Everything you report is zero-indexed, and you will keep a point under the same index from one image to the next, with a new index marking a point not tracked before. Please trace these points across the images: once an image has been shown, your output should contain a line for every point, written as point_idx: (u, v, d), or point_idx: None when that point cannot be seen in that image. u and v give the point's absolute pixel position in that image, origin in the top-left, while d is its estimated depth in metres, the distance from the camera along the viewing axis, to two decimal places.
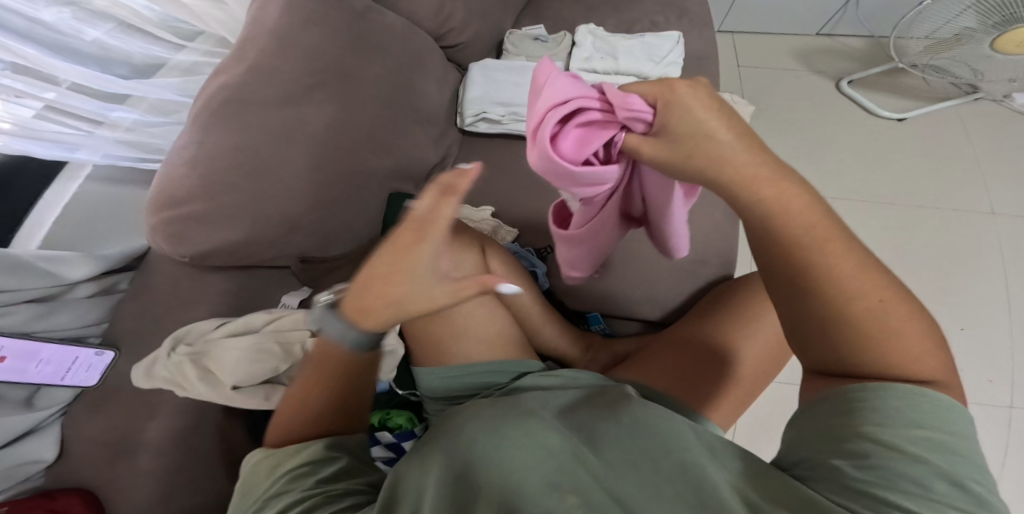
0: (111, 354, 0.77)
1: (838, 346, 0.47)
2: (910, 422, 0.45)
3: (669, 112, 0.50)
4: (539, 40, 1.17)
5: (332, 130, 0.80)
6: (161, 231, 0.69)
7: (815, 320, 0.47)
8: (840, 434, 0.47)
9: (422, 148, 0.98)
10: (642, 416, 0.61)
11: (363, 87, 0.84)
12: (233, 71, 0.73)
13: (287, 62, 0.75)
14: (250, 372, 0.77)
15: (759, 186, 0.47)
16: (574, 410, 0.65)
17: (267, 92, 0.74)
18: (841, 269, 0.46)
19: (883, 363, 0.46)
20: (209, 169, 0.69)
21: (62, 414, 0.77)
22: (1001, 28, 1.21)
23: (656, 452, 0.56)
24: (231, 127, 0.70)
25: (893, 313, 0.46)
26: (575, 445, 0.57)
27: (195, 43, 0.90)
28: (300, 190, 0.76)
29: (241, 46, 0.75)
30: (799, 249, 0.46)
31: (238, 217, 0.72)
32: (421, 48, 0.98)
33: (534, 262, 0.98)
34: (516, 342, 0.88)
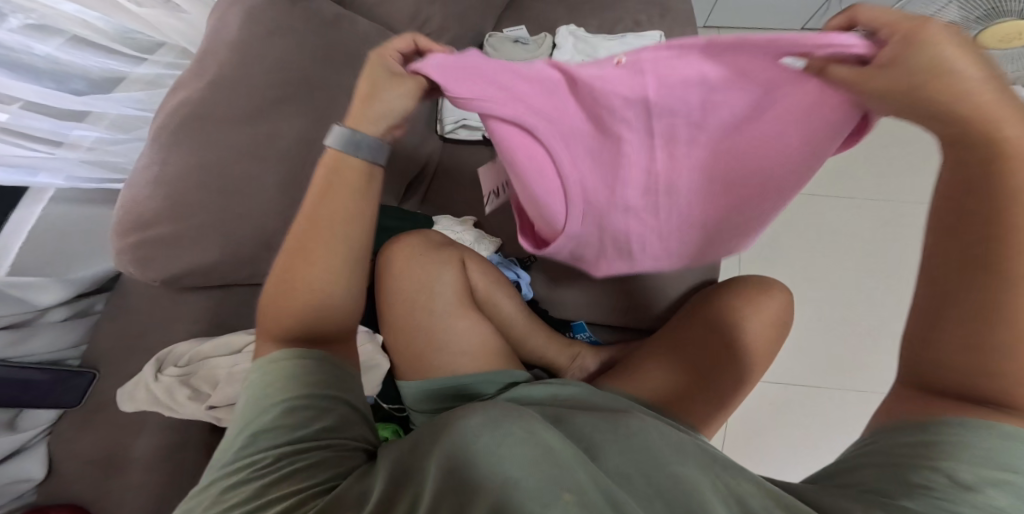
0: (91, 374, 0.80)
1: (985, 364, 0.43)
2: (996, 463, 0.42)
3: (911, 44, 0.40)
4: (520, 42, 1.14)
5: (305, 145, 0.77)
6: (129, 254, 0.69)
7: (1001, 329, 0.42)
8: (904, 467, 0.45)
9: (402, 158, 0.97)
10: (641, 431, 0.58)
11: (336, 98, 0.81)
12: (193, 85, 0.71)
13: (254, 73, 0.73)
14: (231, 391, 0.75)
15: (1011, 123, 0.40)
16: (570, 418, 0.61)
17: (233, 104, 0.71)
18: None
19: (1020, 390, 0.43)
20: (177, 190, 0.68)
21: (47, 432, 0.80)
22: (983, 24, 1.19)
23: (668, 464, 0.54)
24: (194, 146, 0.68)
25: None
26: (580, 452, 0.53)
27: (156, 55, 0.85)
28: (274, 208, 0.75)
29: (200, 59, 0.73)
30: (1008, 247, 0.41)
31: (206, 238, 0.70)
32: (397, 53, 0.95)
33: (518, 273, 0.97)
34: (502, 352, 0.86)
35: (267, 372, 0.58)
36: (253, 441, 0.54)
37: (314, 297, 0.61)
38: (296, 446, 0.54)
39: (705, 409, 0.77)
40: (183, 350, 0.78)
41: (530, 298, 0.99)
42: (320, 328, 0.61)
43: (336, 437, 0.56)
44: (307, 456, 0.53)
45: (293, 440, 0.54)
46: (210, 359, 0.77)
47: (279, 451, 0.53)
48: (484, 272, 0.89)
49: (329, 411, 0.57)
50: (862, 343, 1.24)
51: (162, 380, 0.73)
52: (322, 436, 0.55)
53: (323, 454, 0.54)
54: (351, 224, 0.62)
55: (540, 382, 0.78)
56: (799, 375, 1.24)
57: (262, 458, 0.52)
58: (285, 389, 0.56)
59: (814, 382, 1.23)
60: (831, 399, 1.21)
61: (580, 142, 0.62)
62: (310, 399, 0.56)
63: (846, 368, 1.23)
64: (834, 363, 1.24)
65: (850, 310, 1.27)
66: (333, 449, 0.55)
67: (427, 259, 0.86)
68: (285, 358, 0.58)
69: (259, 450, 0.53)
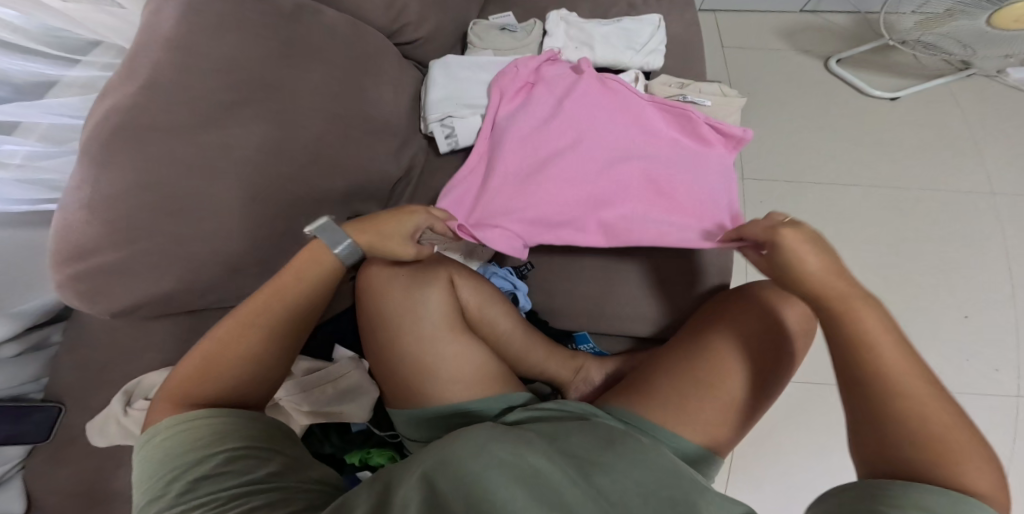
0: (58, 407, 0.75)
1: (891, 442, 0.51)
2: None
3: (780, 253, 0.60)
4: (507, 30, 1.05)
5: (266, 155, 0.70)
6: (73, 287, 0.62)
7: (866, 402, 0.54)
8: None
9: (383, 163, 0.88)
10: (631, 448, 0.62)
11: (297, 100, 0.74)
12: (126, 89, 0.63)
13: (198, 78, 0.66)
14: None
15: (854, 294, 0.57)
16: (565, 436, 0.64)
17: (175, 116, 0.64)
18: (900, 363, 0.53)
19: (930, 470, 0.49)
20: (117, 212, 0.60)
21: (22, 466, 0.76)
22: (997, 4, 1.10)
23: (655, 481, 0.59)
24: (132, 162, 0.61)
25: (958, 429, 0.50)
26: (571, 475, 0.58)
27: (91, 56, 0.78)
28: (238, 229, 0.67)
29: (129, 64, 0.65)
30: (868, 334, 0.55)
31: (162, 263, 0.63)
32: (368, 48, 0.87)
33: (515, 283, 0.89)
34: (500, 373, 0.79)
35: (199, 425, 0.56)
36: (200, 485, 0.52)
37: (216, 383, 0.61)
38: (249, 488, 0.53)
39: (714, 430, 0.71)
40: (152, 381, 0.76)
41: (528, 310, 0.90)
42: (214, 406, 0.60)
43: (283, 479, 0.57)
44: (261, 496, 0.53)
45: (246, 482, 0.54)
46: None
47: (233, 493, 0.53)
48: (477, 289, 0.82)
49: (271, 457, 0.58)
50: None
51: (132, 415, 0.73)
52: (269, 479, 0.55)
53: (273, 493, 0.54)
54: (278, 334, 0.64)
55: (535, 405, 0.75)
56: (812, 372, 1.17)
57: (216, 503, 0.51)
58: (224, 439, 0.56)
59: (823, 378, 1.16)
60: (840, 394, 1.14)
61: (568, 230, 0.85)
62: (255, 446, 0.57)
63: None
64: None
65: None
66: (280, 488, 0.55)
67: (413, 278, 0.77)
68: (211, 417, 0.57)
69: (208, 495, 0.52)
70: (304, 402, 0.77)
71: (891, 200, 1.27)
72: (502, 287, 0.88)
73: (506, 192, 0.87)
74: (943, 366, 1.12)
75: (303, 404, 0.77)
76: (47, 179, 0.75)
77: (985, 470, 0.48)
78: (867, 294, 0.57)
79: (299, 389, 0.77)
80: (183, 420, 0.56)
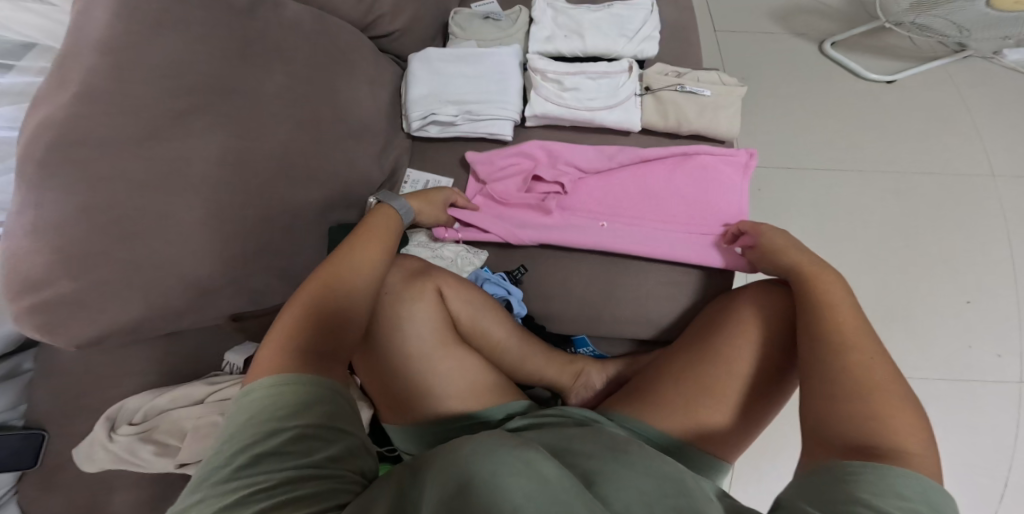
0: (40, 433, 0.70)
1: (837, 410, 0.53)
2: (896, 494, 0.45)
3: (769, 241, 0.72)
4: (491, 19, 0.99)
5: (228, 165, 0.66)
6: (31, 320, 0.59)
7: (823, 378, 0.56)
8: (833, 498, 0.45)
9: (361, 167, 0.84)
10: (644, 461, 0.54)
11: (260, 104, 0.70)
12: (59, 100, 0.58)
13: (144, 90, 0.61)
14: (199, 446, 0.69)
15: (823, 271, 0.64)
16: (575, 449, 0.57)
17: (121, 129, 0.59)
18: (857, 339, 0.57)
19: (868, 435, 0.51)
20: (63, 238, 0.57)
21: (16, 491, 0.72)
22: None
23: (662, 492, 0.50)
24: (77, 185, 0.57)
25: (896, 393, 0.53)
26: (577, 482, 0.48)
27: (25, 60, 0.74)
28: (203, 247, 0.65)
29: (60, 70, 0.60)
30: (834, 317, 0.59)
31: (122, 295, 0.61)
32: (338, 45, 0.81)
33: (508, 288, 0.84)
34: (495, 386, 0.74)
35: (284, 394, 0.51)
36: (259, 461, 0.46)
37: (332, 322, 0.59)
38: (302, 474, 0.46)
39: (724, 439, 0.66)
40: (136, 404, 0.72)
41: (523, 316, 0.85)
42: (327, 350, 0.57)
43: (338, 468, 0.49)
44: (312, 485, 0.46)
45: (303, 466, 0.47)
46: (169, 411, 0.71)
47: (287, 476, 0.46)
48: (466, 299, 0.77)
49: (334, 440, 0.50)
50: (883, 329, 1.12)
51: (119, 441, 0.68)
52: (324, 466, 0.48)
53: (327, 483, 0.47)
54: (378, 264, 0.67)
55: (533, 413, 0.70)
56: None
57: (269, 482, 0.45)
58: (295, 414, 0.50)
59: None
60: None
61: (580, 230, 0.86)
62: (320, 426, 0.50)
63: None
64: None
65: (865, 295, 1.15)
66: (334, 479, 0.48)
67: (404, 299, 0.73)
68: (299, 379, 0.52)
69: (263, 472, 0.46)
70: None
71: (888, 185, 1.24)
72: (495, 293, 0.83)
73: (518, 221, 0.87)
74: (946, 355, 1.10)
75: None
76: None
77: (919, 433, 0.50)
78: (842, 285, 0.62)
79: None
80: (285, 378, 0.52)
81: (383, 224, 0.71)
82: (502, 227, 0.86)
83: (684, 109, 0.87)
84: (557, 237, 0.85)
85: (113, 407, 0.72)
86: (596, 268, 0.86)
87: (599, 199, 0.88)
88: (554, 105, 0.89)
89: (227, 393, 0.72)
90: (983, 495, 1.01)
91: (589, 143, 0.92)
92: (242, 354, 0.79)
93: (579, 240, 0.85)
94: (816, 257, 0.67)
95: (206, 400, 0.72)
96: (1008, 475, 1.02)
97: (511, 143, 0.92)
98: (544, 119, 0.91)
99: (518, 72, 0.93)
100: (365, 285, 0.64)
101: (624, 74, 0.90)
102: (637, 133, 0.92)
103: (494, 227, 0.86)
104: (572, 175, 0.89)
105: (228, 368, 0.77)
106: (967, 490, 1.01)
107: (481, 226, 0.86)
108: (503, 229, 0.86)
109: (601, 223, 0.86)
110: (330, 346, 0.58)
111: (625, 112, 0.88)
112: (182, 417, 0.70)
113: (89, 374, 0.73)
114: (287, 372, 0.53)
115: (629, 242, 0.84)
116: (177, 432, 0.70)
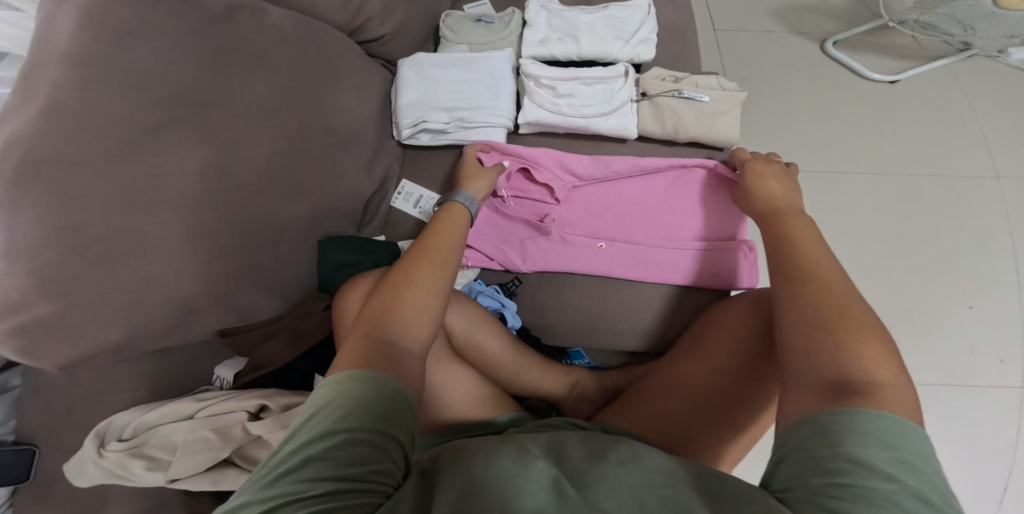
0: (31, 450, 0.69)
1: (811, 346, 0.51)
2: (880, 441, 0.42)
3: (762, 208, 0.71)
4: (483, 22, 0.97)
5: (210, 180, 0.64)
6: (6, 342, 0.57)
7: (799, 316, 0.53)
8: (817, 457, 0.43)
9: (350, 177, 0.82)
10: (637, 453, 0.53)
11: (243, 116, 0.68)
12: (28, 113, 0.55)
13: (118, 103, 0.58)
14: (189, 462, 0.67)
15: (799, 228, 0.63)
16: (564, 444, 0.56)
17: (96, 145, 0.57)
18: (832, 285, 0.55)
19: (840, 371, 0.48)
20: (37, 260, 0.55)
21: (10, 504, 0.69)
22: None
23: (648, 486, 0.48)
24: (50, 203, 0.55)
25: (869, 332, 0.50)
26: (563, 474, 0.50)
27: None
28: (185, 266, 0.63)
29: (28, 83, 0.57)
30: (811, 268, 0.57)
31: (102, 315, 0.59)
32: (324, 51, 0.79)
33: (502, 301, 0.82)
34: (494, 397, 0.73)
35: (342, 397, 0.49)
36: (302, 469, 0.45)
37: (405, 323, 0.57)
38: (341, 486, 0.44)
39: (719, 449, 0.65)
40: (125, 420, 0.70)
41: (518, 328, 0.83)
42: (399, 354, 0.55)
43: (380, 481, 0.46)
44: (348, 498, 0.44)
45: (341, 477, 0.45)
46: (159, 427, 0.70)
47: (326, 487, 0.44)
48: (464, 311, 0.75)
49: (384, 452, 0.47)
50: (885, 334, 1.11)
51: (108, 457, 0.66)
52: (365, 478, 0.45)
53: (364, 498, 0.44)
54: (454, 264, 0.65)
55: (542, 422, 0.68)
56: None
57: (307, 492, 0.43)
58: (346, 419, 0.48)
59: None
60: None
61: (580, 252, 0.84)
62: (374, 433, 0.47)
63: None
64: None
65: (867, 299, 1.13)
66: (373, 494, 0.45)
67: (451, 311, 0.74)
68: (368, 382, 0.50)
69: (304, 481, 0.44)
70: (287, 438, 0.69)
71: (891, 186, 1.21)
72: (489, 305, 0.81)
73: (516, 244, 0.86)
74: (948, 360, 1.08)
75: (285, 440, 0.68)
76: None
77: (892, 369, 0.48)
78: (821, 244, 0.60)
79: (280, 425, 0.68)
80: (351, 375, 0.51)
81: (452, 220, 0.70)
82: (501, 252, 0.85)
83: (681, 117, 0.85)
84: (558, 263, 0.84)
85: (104, 421, 0.70)
86: (591, 279, 0.84)
87: (595, 215, 0.87)
88: (548, 113, 0.86)
89: (218, 406, 0.71)
90: (982, 501, 0.99)
91: (584, 149, 0.89)
92: (232, 368, 0.75)
93: (580, 264, 0.84)
94: (802, 215, 0.66)
95: (196, 415, 0.71)
96: (1008, 481, 1.00)
97: None
98: (538, 126, 0.88)
99: (511, 76, 0.90)
100: (445, 287, 0.62)
101: (619, 79, 0.88)
102: (635, 139, 0.89)
103: (494, 254, 0.85)
104: (567, 184, 0.87)
105: (217, 386, 0.76)
106: (967, 496, 1.00)
107: (479, 251, 0.85)
108: (503, 257, 0.85)
109: (603, 244, 0.84)
110: (400, 349, 0.55)
111: (620, 119, 0.86)
112: (172, 431, 0.69)
113: (75, 392, 0.71)
114: (354, 371, 0.51)
115: (629, 267, 0.83)
116: (168, 446, 0.69)
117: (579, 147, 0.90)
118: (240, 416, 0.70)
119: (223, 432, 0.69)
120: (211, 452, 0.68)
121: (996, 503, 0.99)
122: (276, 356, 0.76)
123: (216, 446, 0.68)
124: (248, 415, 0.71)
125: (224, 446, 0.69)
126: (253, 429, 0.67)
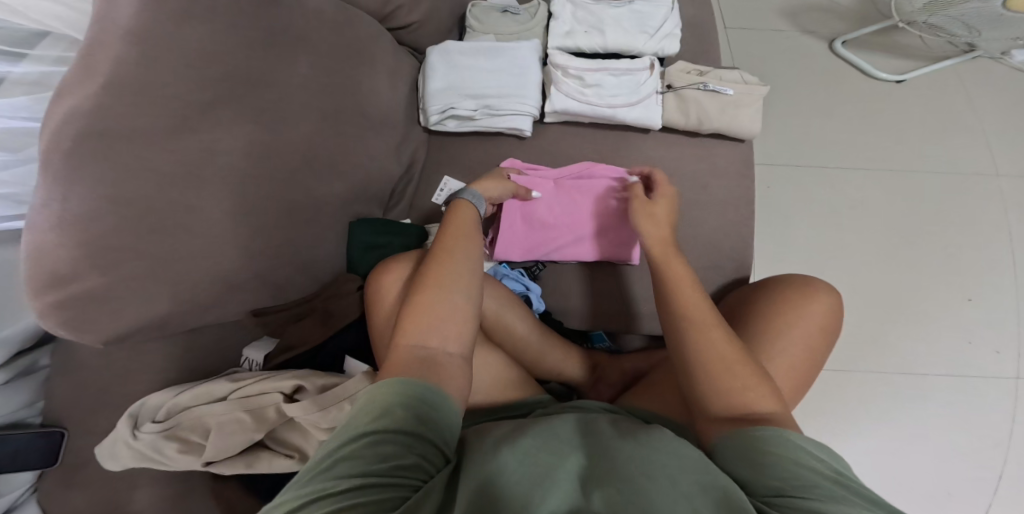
0: (60, 431, 0.69)
1: (706, 388, 0.58)
2: (806, 450, 0.51)
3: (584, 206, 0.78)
4: (509, 12, 0.98)
5: (254, 160, 0.66)
6: (53, 316, 0.57)
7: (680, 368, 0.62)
8: (760, 461, 0.51)
9: (380, 161, 0.84)
10: (670, 444, 0.55)
11: (286, 98, 0.69)
12: (84, 89, 0.56)
13: (166, 81, 0.59)
14: (224, 443, 0.68)
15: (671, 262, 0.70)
16: (600, 430, 0.59)
17: (146, 122, 0.58)
18: (704, 319, 0.62)
19: (733, 403, 0.57)
20: (87, 233, 0.55)
21: (35, 488, 0.72)
22: None
23: (692, 477, 0.50)
24: (104, 176, 0.56)
25: (752, 369, 0.58)
26: (594, 463, 0.53)
27: (39, 48, 0.71)
28: (230, 243, 0.65)
29: (82, 56, 0.57)
30: (686, 307, 0.64)
31: (148, 290, 0.60)
32: (359, 36, 0.80)
33: (527, 284, 0.85)
34: (519, 381, 0.75)
35: (368, 405, 0.53)
36: (331, 468, 0.47)
37: (427, 331, 0.59)
38: (369, 481, 0.46)
39: None
40: (159, 401, 0.70)
41: (541, 311, 0.87)
42: (428, 356, 0.58)
43: (407, 475, 0.49)
44: (372, 491, 0.46)
45: (367, 473, 0.47)
46: (192, 408, 0.69)
47: (352, 483, 0.46)
48: (494, 295, 0.77)
49: (410, 449, 0.50)
50: (891, 324, 1.15)
51: (143, 439, 0.66)
52: (392, 474, 0.48)
53: (393, 491, 0.47)
54: (473, 261, 0.66)
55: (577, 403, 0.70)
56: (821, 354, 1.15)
57: (335, 487, 0.46)
58: (374, 421, 0.51)
59: (835, 364, 1.13)
60: (856, 381, 1.11)
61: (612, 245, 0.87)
62: (400, 434, 0.51)
63: (873, 351, 1.12)
64: (862, 347, 1.13)
65: (872, 292, 1.17)
66: (402, 487, 0.48)
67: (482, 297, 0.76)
68: (407, 385, 0.54)
69: (332, 478, 0.46)
70: (322, 419, 0.70)
71: (896, 182, 1.25)
72: (515, 288, 0.84)
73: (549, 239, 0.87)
74: (949, 352, 1.12)
75: (321, 422, 0.69)
76: (9, 193, 0.70)
77: (767, 395, 0.57)
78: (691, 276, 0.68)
79: (316, 406, 0.69)
80: (386, 381, 0.54)
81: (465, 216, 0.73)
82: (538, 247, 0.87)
83: (705, 108, 0.87)
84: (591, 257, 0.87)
85: (137, 400, 0.70)
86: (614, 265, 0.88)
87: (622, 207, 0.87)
88: (575, 101, 0.88)
89: (251, 386, 0.71)
90: (977, 489, 1.03)
91: (608, 139, 0.92)
92: (261, 350, 0.76)
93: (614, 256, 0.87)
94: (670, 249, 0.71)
95: (229, 396, 0.70)
96: (1002, 468, 1.04)
97: (530, 138, 0.93)
98: (564, 114, 0.90)
99: (538, 66, 0.92)
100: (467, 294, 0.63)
101: (644, 71, 0.90)
102: (657, 130, 0.92)
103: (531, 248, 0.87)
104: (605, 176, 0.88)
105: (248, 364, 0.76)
106: (962, 484, 1.04)
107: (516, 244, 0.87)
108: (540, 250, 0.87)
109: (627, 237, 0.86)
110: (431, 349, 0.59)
111: (645, 110, 0.88)
112: (203, 413, 0.69)
113: (108, 370, 0.71)
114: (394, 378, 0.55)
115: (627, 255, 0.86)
116: (201, 428, 0.69)
117: (602, 136, 0.92)
118: (274, 397, 0.70)
119: (257, 414, 0.70)
120: (245, 434, 0.69)
121: (990, 488, 1.03)
122: (308, 337, 0.76)
123: (251, 429, 0.69)
124: (283, 396, 0.71)
125: (259, 428, 0.70)
126: (289, 410, 0.68)
